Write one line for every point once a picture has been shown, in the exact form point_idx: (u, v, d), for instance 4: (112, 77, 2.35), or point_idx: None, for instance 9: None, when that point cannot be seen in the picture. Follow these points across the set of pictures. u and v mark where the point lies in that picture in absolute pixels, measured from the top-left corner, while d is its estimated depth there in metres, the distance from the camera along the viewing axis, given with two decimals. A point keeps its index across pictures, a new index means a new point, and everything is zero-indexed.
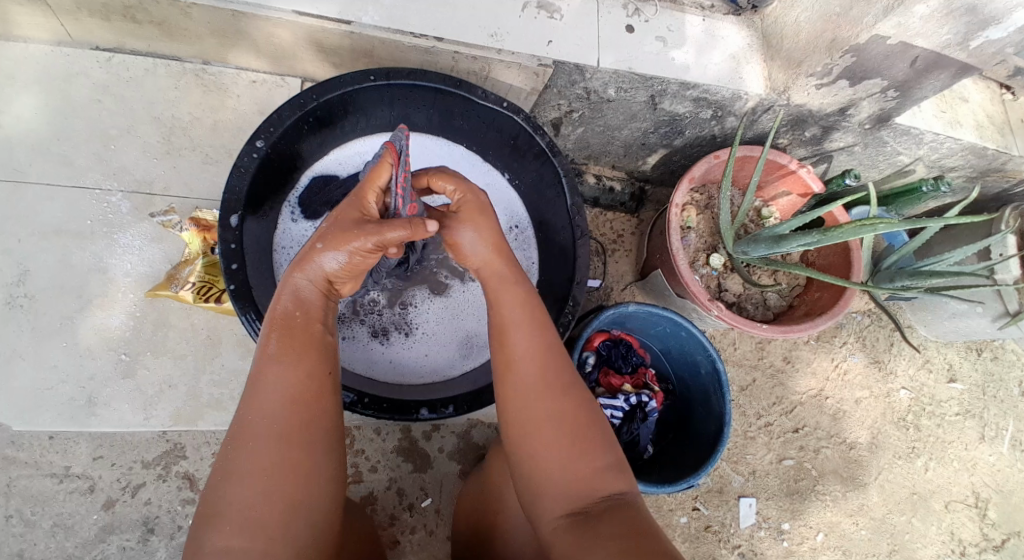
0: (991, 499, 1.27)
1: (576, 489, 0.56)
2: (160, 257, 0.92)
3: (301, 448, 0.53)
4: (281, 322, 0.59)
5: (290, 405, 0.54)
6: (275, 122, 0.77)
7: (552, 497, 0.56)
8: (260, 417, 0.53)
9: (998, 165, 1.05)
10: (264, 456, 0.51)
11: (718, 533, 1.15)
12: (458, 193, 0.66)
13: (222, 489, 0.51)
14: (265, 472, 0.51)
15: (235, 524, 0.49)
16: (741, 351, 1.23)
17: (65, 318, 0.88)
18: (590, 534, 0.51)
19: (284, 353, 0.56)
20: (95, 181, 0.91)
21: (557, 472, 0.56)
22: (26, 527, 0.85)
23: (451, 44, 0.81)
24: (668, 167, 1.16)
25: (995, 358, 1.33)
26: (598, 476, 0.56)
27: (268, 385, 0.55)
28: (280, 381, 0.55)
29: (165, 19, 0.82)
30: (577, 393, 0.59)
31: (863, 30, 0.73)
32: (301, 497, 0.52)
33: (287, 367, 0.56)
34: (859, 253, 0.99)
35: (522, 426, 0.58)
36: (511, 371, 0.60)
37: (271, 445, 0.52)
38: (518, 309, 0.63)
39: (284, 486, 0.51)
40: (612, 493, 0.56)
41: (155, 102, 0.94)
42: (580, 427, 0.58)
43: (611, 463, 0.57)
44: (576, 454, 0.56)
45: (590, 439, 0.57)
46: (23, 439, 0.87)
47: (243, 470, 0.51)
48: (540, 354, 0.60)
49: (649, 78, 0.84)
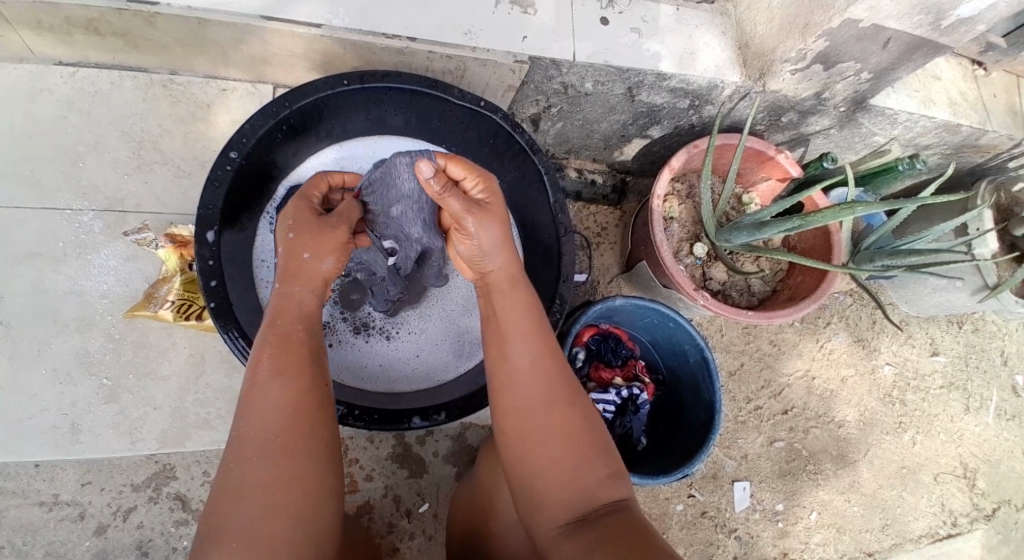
0: (979, 469, 1.30)
1: (576, 497, 0.55)
2: (137, 275, 0.90)
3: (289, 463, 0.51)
4: (276, 338, 0.59)
5: (283, 415, 0.53)
6: (248, 132, 0.76)
7: (552, 503, 0.56)
8: (246, 437, 0.52)
9: (972, 141, 1.07)
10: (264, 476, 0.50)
11: (714, 518, 1.17)
12: (465, 204, 0.63)
13: (213, 508, 0.49)
14: (263, 487, 0.49)
15: (231, 544, 0.46)
16: (729, 337, 1.24)
17: (41, 344, 0.86)
18: (593, 539, 0.50)
19: (268, 370, 0.55)
20: (64, 201, 0.89)
21: (555, 477, 0.56)
22: (18, 556, 0.84)
23: (424, 45, 0.79)
24: (648, 158, 1.16)
25: (975, 330, 1.36)
26: (601, 484, 0.56)
27: (259, 405, 0.53)
28: (269, 396, 0.54)
29: (128, 31, 0.80)
30: (575, 402, 0.59)
31: (835, 14, 0.73)
32: (297, 514, 0.49)
33: (277, 384, 0.55)
34: (839, 236, 1.00)
35: (531, 428, 0.58)
36: (512, 373, 0.60)
37: (264, 461, 0.50)
38: (521, 317, 0.63)
39: (277, 505, 0.49)
40: (613, 500, 0.55)
41: (122, 116, 0.91)
42: (582, 435, 0.57)
43: (609, 471, 0.57)
44: (575, 460, 0.56)
45: (596, 443, 0.58)
46: (7, 469, 0.85)
47: (234, 485, 0.49)
48: (547, 361, 0.61)
49: (625, 71, 0.84)
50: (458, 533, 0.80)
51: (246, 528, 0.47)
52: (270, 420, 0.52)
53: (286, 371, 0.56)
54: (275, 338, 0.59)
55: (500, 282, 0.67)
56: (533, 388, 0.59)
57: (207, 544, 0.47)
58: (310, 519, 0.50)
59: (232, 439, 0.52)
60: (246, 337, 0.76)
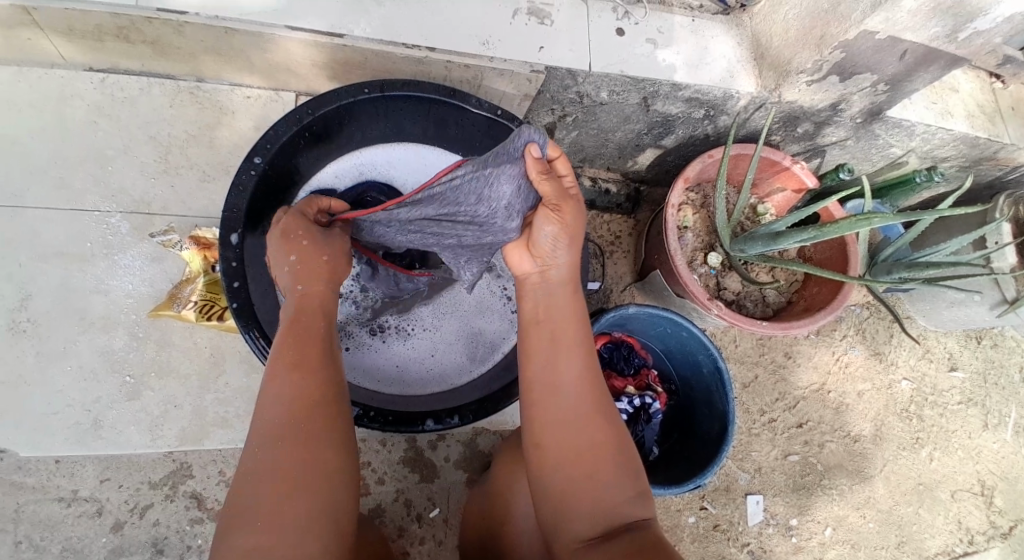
0: (998, 487, 1.28)
1: (601, 510, 0.55)
2: (161, 277, 0.92)
3: (314, 455, 0.51)
4: (292, 339, 0.59)
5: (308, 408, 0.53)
6: (273, 138, 0.77)
7: (575, 513, 0.55)
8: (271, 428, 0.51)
9: (990, 154, 1.06)
10: (294, 470, 0.49)
11: (726, 531, 1.15)
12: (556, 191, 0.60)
13: (237, 498, 0.48)
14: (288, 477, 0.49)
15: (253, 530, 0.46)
16: (742, 348, 1.23)
17: (68, 342, 0.88)
18: (619, 550, 0.51)
19: (293, 369, 0.55)
20: (93, 204, 0.91)
21: (585, 486, 0.56)
22: (36, 552, 0.85)
23: (443, 54, 0.81)
24: (662, 167, 1.16)
25: (994, 345, 1.34)
26: (626, 499, 0.56)
27: (280, 400, 0.53)
28: (291, 392, 0.54)
29: (159, 39, 0.82)
30: (605, 414, 0.60)
31: (851, 25, 0.73)
32: (320, 508, 0.49)
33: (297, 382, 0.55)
34: (855, 247, 0.99)
35: (558, 437, 0.58)
36: (549, 376, 0.60)
37: (292, 451, 0.50)
38: (566, 319, 0.64)
39: (302, 496, 0.48)
40: (637, 517, 0.55)
41: (151, 122, 0.94)
42: (611, 448, 0.58)
43: (635, 487, 0.57)
44: (604, 470, 0.56)
45: (624, 457, 0.58)
46: (30, 464, 0.86)
47: (260, 473, 0.49)
48: (583, 368, 0.61)
49: (640, 81, 0.85)
50: (472, 537, 0.80)
51: (272, 515, 0.47)
52: (296, 411, 0.53)
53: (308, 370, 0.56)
54: (299, 338, 0.60)
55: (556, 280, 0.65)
56: (565, 394, 0.60)
57: (230, 529, 0.46)
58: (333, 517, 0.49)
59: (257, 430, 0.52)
60: (266, 337, 0.77)
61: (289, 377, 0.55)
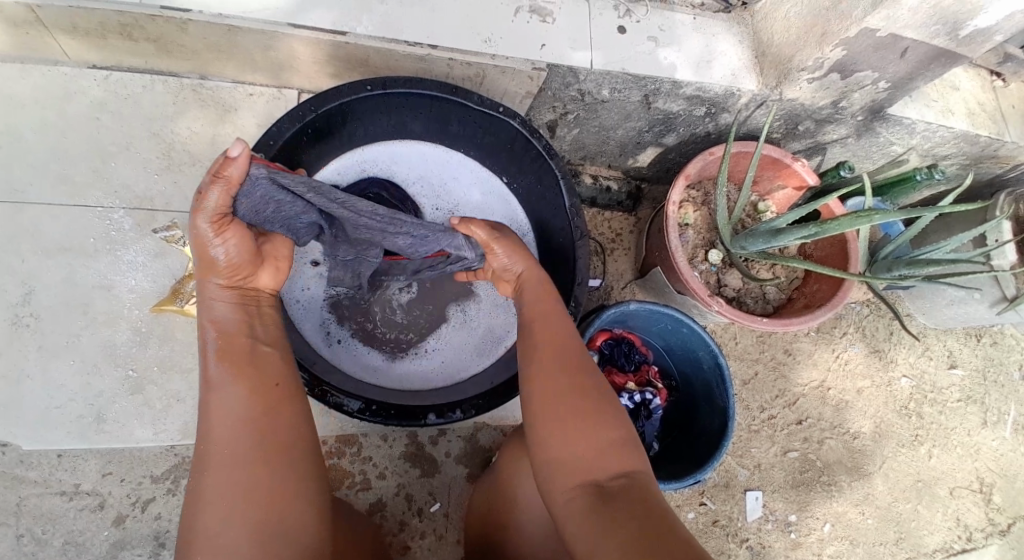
0: (996, 484, 1.28)
1: (587, 469, 0.55)
2: (164, 272, 0.92)
3: (262, 466, 0.52)
4: (225, 349, 0.59)
5: (248, 418, 0.55)
6: (275, 135, 0.77)
7: (561, 479, 0.56)
8: (216, 445, 0.53)
9: (991, 152, 1.06)
10: (243, 480, 0.51)
11: (725, 527, 1.16)
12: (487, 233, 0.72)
13: (194, 518, 0.50)
14: (238, 490, 0.51)
15: (212, 547, 0.48)
16: (742, 345, 1.24)
17: (71, 336, 0.89)
18: (600, 513, 0.50)
19: (234, 377, 0.57)
20: (96, 199, 0.91)
21: (566, 450, 0.56)
22: (39, 545, 0.86)
23: (446, 52, 0.81)
24: (663, 165, 1.17)
25: (994, 343, 1.35)
26: (610, 452, 0.56)
27: (222, 413, 0.55)
28: (229, 405, 0.55)
29: (160, 35, 0.82)
30: (586, 376, 0.61)
31: (852, 23, 0.74)
32: (275, 514, 0.51)
33: (235, 391, 0.56)
34: (855, 244, 0.99)
35: (538, 404, 0.60)
36: (534, 357, 0.64)
37: (240, 463, 0.52)
38: (545, 309, 0.69)
39: (253, 506, 0.50)
40: (625, 469, 0.55)
41: (153, 118, 0.94)
42: (592, 408, 0.58)
43: (620, 437, 0.57)
44: (585, 433, 0.56)
45: (602, 416, 0.58)
46: (31, 459, 0.87)
47: (210, 496, 0.50)
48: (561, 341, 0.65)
49: (642, 78, 0.85)
50: (479, 526, 0.81)
51: (228, 529, 0.49)
52: (237, 424, 0.54)
53: (247, 377, 0.57)
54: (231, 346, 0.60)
55: (529, 278, 0.74)
56: (547, 366, 0.62)
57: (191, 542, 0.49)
58: (292, 521, 0.52)
59: (204, 446, 0.54)
60: None
61: (230, 388, 0.56)
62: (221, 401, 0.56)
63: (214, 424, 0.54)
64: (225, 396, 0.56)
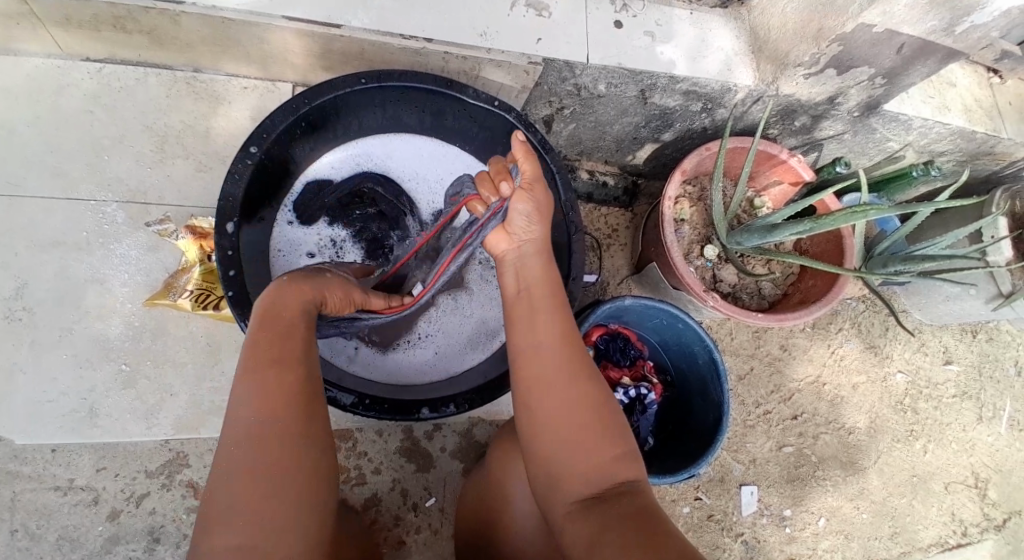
0: (991, 479, 1.29)
1: (590, 476, 0.54)
2: (157, 266, 0.92)
3: (299, 447, 0.50)
4: (274, 330, 0.59)
5: (290, 398, 0.53)
6: (269, 128, 0.77)
7: (563, 483, 0.55)
8: (255, 418, 0.51)
9: (987, 148, 1.06)
10: (281, 457, 0.49)
11: (720, 521, 1.16)
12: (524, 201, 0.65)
13: (224, 492, 0.46)
14: (275, 469, 0.48)
15: (242, 521, 0.45)
16: (738, 341, 1.24)
17: (65, 330, 0.89)
18: (603, 519, 0.50)
19: (277, 360, 0.55)
20: (89, 192, 0.91)
21: (567, 456, 0.55)
22: (33, 540, 0.86)
23: (441, 46, 0.81)
24: (659, 161, 1.17)
25: (990, 339, 1.35)
26: (614, 461, 0.55)
27: (265, 390, 0.52)
28: (273, 382, 0.53)
29: (154, 28, 0.82)
30: (589, 382, 0.59)
31: (849, 19, 0.73)
32: (308, 496, 0.49)
33: (278, 372, 0.54)
34: (851, 240, 0.99)
35: (540, 406, 0.58)
36: (533, 354, 0.61)
37: (279, 441, 0.50)
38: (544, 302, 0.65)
39: (293, 485, 0.48)
40: (626, 479, 0.55)
41: (147, 111, 0.94)
42: (596, 414, 0.57)
43: (623, 449, 0.57)
44: (588, 439, 0.56)
45: (606, 423, 0.57)
46: (25, 453, 0.87)
47: (246, 469, 0.47)
48: (562, 339, 0.62)
49: (638, 73, 0.85)
50: (470, 513, 0.81)
51: (258, 507, 0.46)
52: (279, 402, 0.52)
53: (289, 361, 0.56)
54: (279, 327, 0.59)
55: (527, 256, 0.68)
56: (546, 367, 0.60)
57: (217, 518, 0.45)
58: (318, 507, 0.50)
59: (239, 419, 0.51)
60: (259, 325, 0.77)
61: (273, 368, 0.55)
62: (262, 379, 0.53)
63: (253, 399, 0.52)
64: (268, 376, 0.54)
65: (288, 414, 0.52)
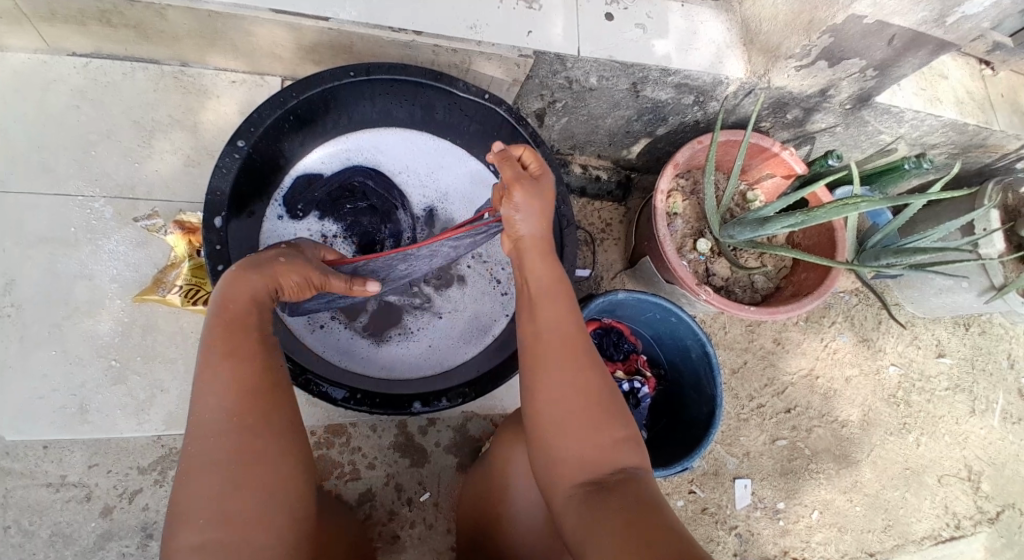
0: (983, 471, 1.30)
1: (591, 461, 0.55)
2: (147, 262, 0.92)
3: (256, 449, 0.50)
4: (234, 322, 0.56)
5: (246, 397, 0.52)
6: (257, 121, 0.76)
7: (565, 467, 0.55)
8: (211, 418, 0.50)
9: (979, 140, 1.06)
10: (236, 459, 0.49)
11: (715, 515, 1.17)
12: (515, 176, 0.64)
13: (187, 490, 0.48)
14: (234, 469, 0.48)
15: (201, 521, 0.46)
16: (732, 334, 1.24)
17: (53, 327, 0.88)
18: (598, 506, 0.50)
19: (234, 356, 0.54)
20: (77, 188, 0.90)
21: (569, 441, 0.56)
22: (25, 537, 0.85)
23: (430, 38, 0.80)
24: (652, 154, 1.16)
25: (983, 332, 1.36)
26: (615, 448, 0.55)
27: (221, 389, 0.52)
28: (231, 381, 0.52)
29: (139, 22, 0.81)
30: (595, 368, 0.59)
31: (839, 10, 0.73)
32: (267, 499, 0.49)
33: (236, 369, 0.53)
34: (843, 233, 1.00)
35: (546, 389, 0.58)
36: (541, 337, 0.61)
37: (234, 442, 0.49)
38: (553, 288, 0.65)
39: (247, 487, 0.48)
40: (627, 467, 0.55)
41: (134, 106, 0.93)
42: (599, 400, 0.57)
43: (626, 436, 0.57)
44: (591, 425, 0.56)
45: (610, 410, 0.57)
46: (17, 450, 0.86)
47: (206, 468, 0.48)
48: (568, 326, 0.62)
49: (630, 66, 0.84)
50: (470, 504, 0.82)
51: (219, 509, 0.47)
52: (236, 401, 0.51)
53: (245, 356, 0.54)
54: (244, 319, 0.57)
55: (530, 247, 0.66)
56: (551, 352, 0.60)
57: (181, 515, 0.47)
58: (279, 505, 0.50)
59: (196, 417, 0.51)
60: None
61: (227, 364, 0.53)
62: (217, 379, 0.52)
63: (210, 397, 0.51)
64: (222, 374, 0.52)
65: (245, 414, 0.51)
